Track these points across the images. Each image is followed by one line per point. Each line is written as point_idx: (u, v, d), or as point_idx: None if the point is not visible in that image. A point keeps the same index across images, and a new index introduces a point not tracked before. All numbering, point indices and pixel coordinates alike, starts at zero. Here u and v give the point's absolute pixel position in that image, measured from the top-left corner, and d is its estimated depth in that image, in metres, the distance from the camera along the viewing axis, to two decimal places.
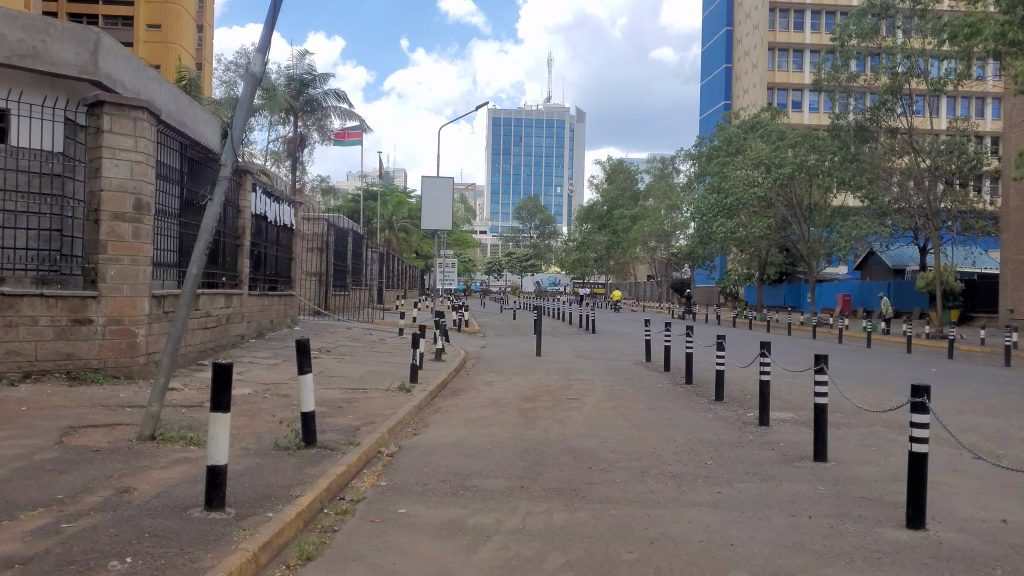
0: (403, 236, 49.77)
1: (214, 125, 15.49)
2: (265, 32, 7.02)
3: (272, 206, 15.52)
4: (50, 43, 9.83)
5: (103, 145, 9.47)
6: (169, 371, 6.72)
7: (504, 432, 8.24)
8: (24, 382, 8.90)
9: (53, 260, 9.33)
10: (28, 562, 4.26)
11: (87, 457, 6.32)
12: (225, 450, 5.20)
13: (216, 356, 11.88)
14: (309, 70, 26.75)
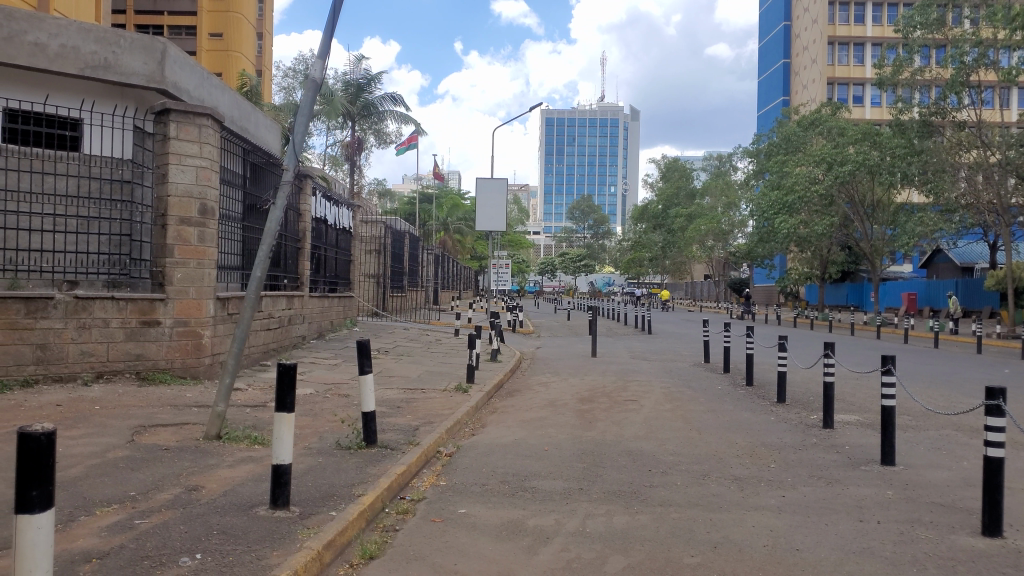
0: (458, 237, 50.08)
1: (275, 130, 15.80)
2: (324, 38, 7.13)
3: (330, 210, 15.77)
4: (120, 54, 10.16)
5: (170, 151, 9.73)
6: (234, 372, 6.87)
7: (562, 433, 8.23)
8: (97, 382, 9.21)
9: (123, 264, 9.69)
10: (104, 557, 4.40)
11: (157, 456, 6.50)
12: (289, 450, 5.29)
13: (278, 356, 12.13)
14: (365, 75, 27.12)
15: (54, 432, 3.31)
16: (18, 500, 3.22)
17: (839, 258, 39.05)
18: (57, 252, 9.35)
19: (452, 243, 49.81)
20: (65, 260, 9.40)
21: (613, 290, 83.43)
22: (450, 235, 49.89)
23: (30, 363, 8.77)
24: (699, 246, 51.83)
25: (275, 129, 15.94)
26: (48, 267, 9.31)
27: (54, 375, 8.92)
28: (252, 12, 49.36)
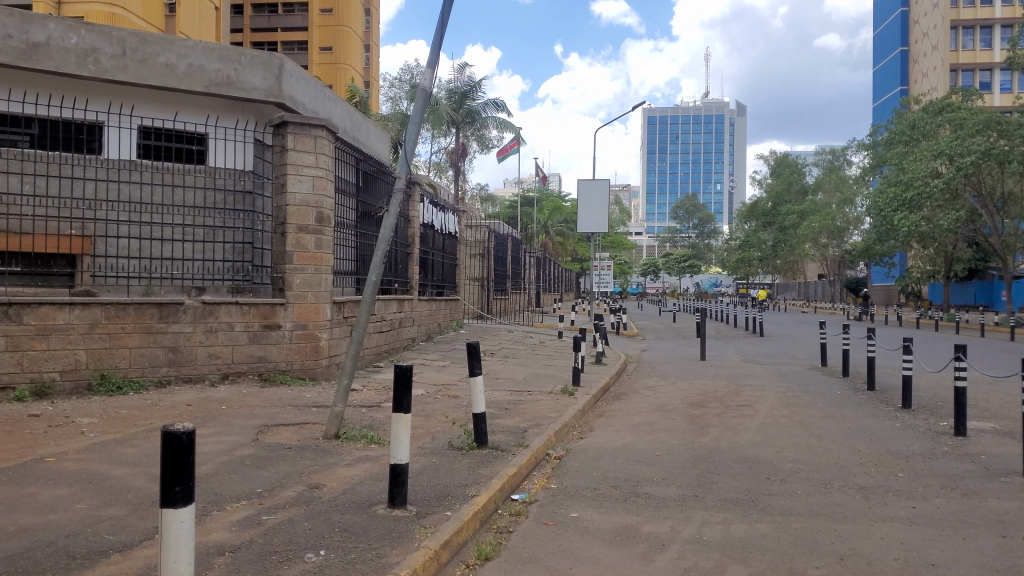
0: (558, 242, 50.65)
1: (384, 139, 16.22)
2: (434, 49, 7.26)
3: (437, 215, 16.08)
4: (241, 70, 10.71)
5: (288, 162, 10.13)
6: (352, 374, 7.08)
7: (674, 438, 8.09)
8: (223, 383, 9.68)
9: (246, 271, 10.14)
10: (236, 550, 4.62)
11: (281, 454, 6.78)
12: (406, 450, 5.42)
13: (390, 358, 12.45)
14: (469, 82, 27.49)
15: (194, 431, 3.48)
16: (164, 495, 3.42)
17: (965, 255, 36.91)
18: (186, 260, 9.75)
19: (554, 245, 49.94)
20: (194, 268, 9.82)
21: (719, 291, 81.61)
22: (553, 237, 50.00)
23: (163, 365, 9.29)
24: (811, 245, 50.09)
25: (385, 139, 16.34)
26: (178, 274, 9.73)
27: (185, 375, 9.43)
28: (360, 24, 50.97)
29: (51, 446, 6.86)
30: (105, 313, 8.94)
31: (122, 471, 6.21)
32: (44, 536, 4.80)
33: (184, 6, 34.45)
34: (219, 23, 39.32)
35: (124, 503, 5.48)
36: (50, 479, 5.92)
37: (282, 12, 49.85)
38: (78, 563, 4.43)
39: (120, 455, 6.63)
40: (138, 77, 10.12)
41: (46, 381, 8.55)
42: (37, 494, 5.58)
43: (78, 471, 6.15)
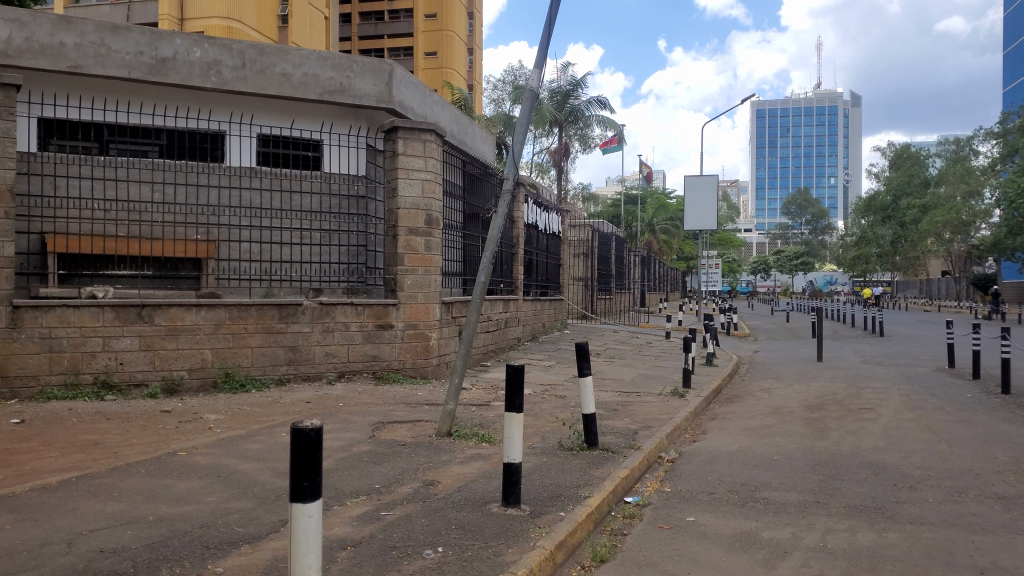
0: (665, 238, 48.99)
1: (489, 141, 16.38)
2: (541, 51, 7.28)
3: (541, 215, 16.15)
4: (353, 77, 11.11)
5: (399, 166, 10.35)
6: (462, 373, 7.16)
7: (791, 442, 7.84)
8: (339, 381, 9.98)
9: (360, 272, 10.45)
10: (358, 545, 4.74)
11: (395, 451, 6.93)
12: (519, 449, 5.44)
13: (498, 358, 12.55)
14: (572, 81, 27.44)
15: (322, 428, 3.60)
16: (293, 490, 3.55)
17: None
18: (303, 262, 10.12)
19: (658, 244, 49.21)
20: (311, 270, 10.17)
21: (832, 289, 78.58)
22: (657, 236, 49.31)
23: (284, 364, 9.66)
24: (934, 240, 47.57)
25: (489, 142, 16.49)
26: (296, 277, 10.11)
27: (303, 374, 9.77)
28: (463, 28, 51.75)
29: (182, 441, 7.24)
30: (229, 314, 9.35)
31: (248, 465, 6.50)
32: (180, 525, 5.07)
33: (296, 19, 35.85)
34: (328, 32, 40.70)
35: (252, 496, 5.72)
36: (183, 472, 6.24)
37: (387, 20, 51.13)
38: (212, 552, 4.65)
39: (246, 450, 6.93)
40: (256, 87, 10.61)
41: (175, 378, 9.05)
42: (172, 485, 5.90)
43: (208, 465, 6.46)
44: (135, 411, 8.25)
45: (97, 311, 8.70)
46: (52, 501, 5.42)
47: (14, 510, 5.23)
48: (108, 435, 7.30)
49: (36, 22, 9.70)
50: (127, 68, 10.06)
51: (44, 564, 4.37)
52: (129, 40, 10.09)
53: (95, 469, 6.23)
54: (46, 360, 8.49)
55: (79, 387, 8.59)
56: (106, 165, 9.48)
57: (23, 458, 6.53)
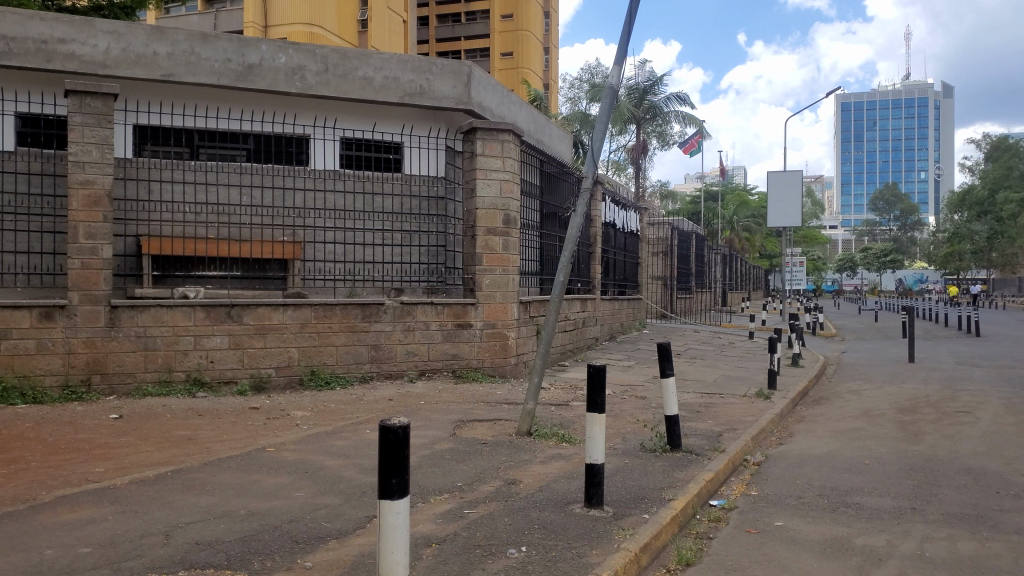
0: (746, 237, 48.55)
1: (566, 140, 16.32)
2: (621, 48, 7.20)
3: (618, 214, 16.03)
4: (433, 79, 11.33)
5: (477, 167, 10.33)
6: (542, 373, 7.15)
7: (884, 445, 7.56)
8: (420, 379, 10.10)
9: (439, 273, 10.56)
10: (442, 542, 4.78)
11: (477, 449, 6.96)
12: (601, 450, 5.39)
13: (576, 358, 12.50)
14: (650, 77, 27.10)
15: (410, 426, 3.66)
16: (382, 487, 3.60)
17: None
18: (384, 263, 10.29)
19: (740, 241, 48.45)
20: (392, 271, 10.34)
21: (923, 287, 75.59)
22: (739, 234, 48.33)
23: (366, 362, 9.84)
24: None
25: (566, 140, 16.44)
26: (378, 277, 10.29)
27: (385, 372, 9.94)
28: (539, 27, 51.75)
29: (270, 437, 7.44)
30: (314, 313, 9.58)
31: (334, 461, 6.64)
32: (270, 520, 5.20)
33: (376, 23, 36.50)
34: (407, 36, 41.34)
35: (338, 492, 5.84)
36: (271, 468, 6.41)
37: (464, 21, 51.56)
38: (301, 547, 4.76)
39: (332, 447, 7.08)
40: (339, 91, 10.88)
41: (263, 376, 9.32)
42: (262, 480, 6.07)
43: (296, 461, 6.62)
44: (225, 408, 8.53)
45: (189, 311, 9.01)
46: (149, 494, 5.65)
47: (115, 501, 5.48)
48: (200, 431, 7.56)
49: (131, 33, 10.13)
50: (216, 75, 10.41)
51: (144, 554, 4.55)
52: (217, 48, 10.44)
53: (189, 464, 6.47)
54: (142, 358, 8.83)
55: (172, 384, 8.92)
56: (197, 170, 9.83)
57: (123, 452, 6.82)
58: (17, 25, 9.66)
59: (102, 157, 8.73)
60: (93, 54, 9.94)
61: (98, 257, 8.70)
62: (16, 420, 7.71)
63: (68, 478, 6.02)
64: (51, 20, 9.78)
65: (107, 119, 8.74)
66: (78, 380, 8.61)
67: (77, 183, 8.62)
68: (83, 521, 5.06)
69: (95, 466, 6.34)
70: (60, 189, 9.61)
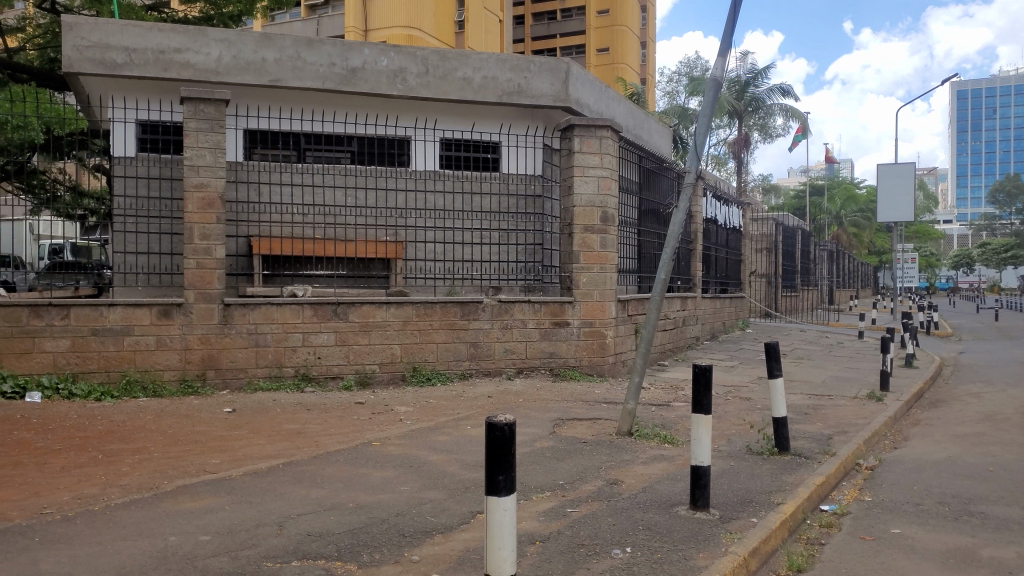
0: (855, 232, 46.56)
1: (665, 135, 16.07)
2: (725, 39, 7.03)
3: (720, 210, 15.70)
4: (531, 78, 11.37)
5: (575, 165, 10.24)
6: (643, 373, 7.04)
7: (1009, 452, 7.13)
8: (518, 377, 10.13)
9: (537, 271, 10.62)
10: (546, 540, 4.78)
11: (578, 448, 6.92)
12: (707, 452, 5.27)
13: (675, 357, 12.30)
14: (752, 69, 26.33)
15: (516, 424, 3.65)
16: (489, 483, 3.63)
17: None
18: (483, 262, 10.43)
19: (848, 237, 46.09)
20: (491, 269, 10.46)
21: None
22: (846, 229, 46.35)
23: (465, 359, 9.95)
24: None
25: (665, 134, 16.17)
26: (476, 276, 10.44)
27: (484, 369, 10.03)
28: (635, 22, 51.13)
29: (375, 432, 7.61)
30: (416, 311, 9.75)
31: (437, 456, 6.72)
32: (378, 513, 5.31)
33: (473, 23, 36.87)
34: (503, 35, 41.64)
35: (442, 487, 5.90)
36: (377, 462, 6.55)
37: (559, 18, 51.52)
38: (408, 540, 4.83)
39: (435, 442, 7.18)
40: (439, 92, 11.07)
41: (367, 371, 9.56)
42: (369, 474, 6.21)
43: (400, 455, 6.74)
44: (332, 403, 8.77)
45: (298, 308, 9.31)
46: (263, 485, 5.85)
47: (231, 491, 5.70)
48: (309, 425, 7.80)
49: (241, 41, 10.51)
50: (321, 79, 10.71)
51: (260, 544, 4.71)
52: (322, 53, 10.73)
53: (299, 457, 6.67)
54: (254, 354, 9.17)
55: (282, 379, 9.27)
56: (304, 173, 10.15)
57: (237, 444, 7.09)
58: (137, 37, 10.14)
59: (216, 160, 9.09)
60: (206, 62, 10.35)
61: (212, 257, 9.07)
62: (140, 412, 8.14)
63: (187, 468, 6.31)
64: (168, 31, 10.24)
65: (219, 124, 9.11)
66: (193, 375, 9.01)
67: (192, 186, 9.00)
68: (202, 510, 5.29)
69: (212, 458, 6.61)
70: (177, 192, 10.05)
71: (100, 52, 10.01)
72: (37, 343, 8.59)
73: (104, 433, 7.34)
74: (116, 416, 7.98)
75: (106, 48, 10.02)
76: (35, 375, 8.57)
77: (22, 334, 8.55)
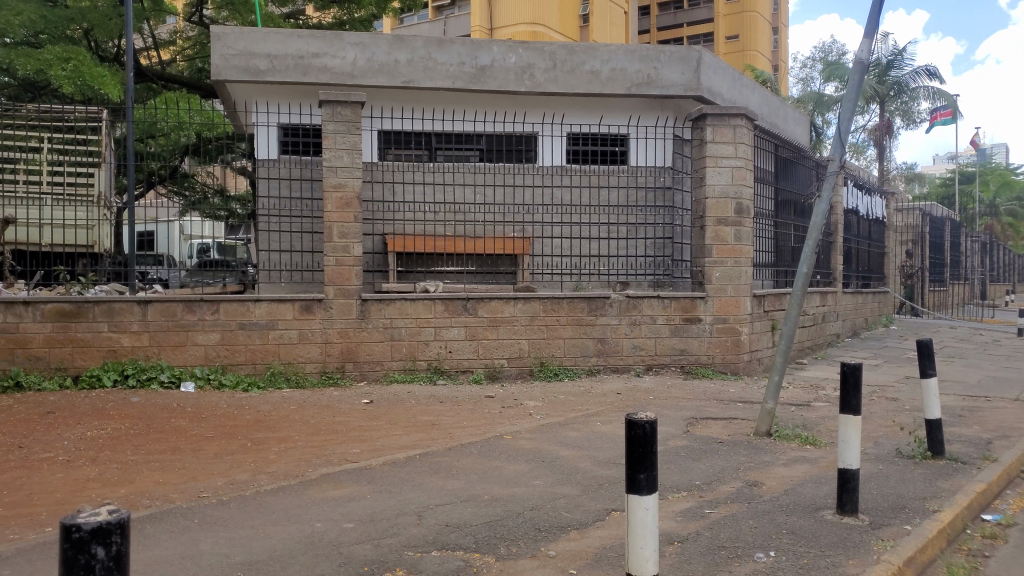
0: (1011, 221, 43.18)
1: (802, 122, 15.47)
2: (871, 18, 6.66)
3: (861, 200, 14.97)
4: (661, 68, 11.20)
5: (707, 155, 9.97)
6: (782, 371, 6.77)
7: None
8: (647, 374, 9.98)
9: (666, 266, 10.42)
10: (685, 541, 4.66)
11: (713, 448, 6.74)
12: (857, 454, 5.01)
13: (814, 355, 11.81)
14: (894, 51, 24.96)
15: (656, 422, 3.57)
16: (629, 481, 3.57)
17: None
18: (611, 257, 10.36)
19: (1002, 230, 41.57)
20: (619, 264, 10.36)
21: None
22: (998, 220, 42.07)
23: (593, 355, 9.89)
24: None
25: (801, 122, 15.51)
26: (604, 271, 10.39)
27: (612, 366, 9.94)
28: (765, 7, 49.42)
29: (506, 425, 7.67)
30: (543, 306, 9.76)
31: (569, 452, 6.70)
32: (513, 506, 5.34)
33: (598, 16, 36.72)
34: (628, 26, 41.15)
35: (575, 482, 5.88)
36: (510, 455, 6.60)
37: (687, 7, 50.47)
38: (544, 535, 4.84)
39: (566, 437, 7.17)
40: (567, 86, 11.08)
41: (496, 366, 9.67)
42: (502, 467, 6.27)
43: (532, 450, 6.75)
44: (464, 396, 8.91)
45: (430, 304, 9.51)
46: (401, 475, 6.00)
47: (372, 481, 5.88)
48: (442, 417, 7.95)
49: (375, 43, 10.81)
50: (451, 78, 10.92)
51: (400, 533, 4.83)
52: (452, 52, 10.93)
53: (434, 448, 6.80)
54: (389, 347, 9.44)
55: (415, 372, 9.50)
56: (434, 172, 10.39)
57: (375, 434, 7.31)
58: (278, 43, 10.61)
59: (352, 161, 9.39)
60: (342, 65, 10.73)
61: (349, 255, 9.37)
62: (284, 402, 8.54)
63: (330, 456, 6.55)
64: (307, 37, 10.67)
65: (355, 125, 9.41)
66: (333, 367, 9.36)
67: (331, 187, 9.34)
68: (346, 498, 5.48)
69: (352, 447, 6.84)
70: (316, 192, 10.46)
71: (245, 60, 10.54)
72: (191, 336, 9.13)
73: (253, 422, 7.74)
74: (263, 406, 8.41)
75: (250, 56, 10.54)
76: (188, 366, 9.13)
77: (177, 328, 9.10)
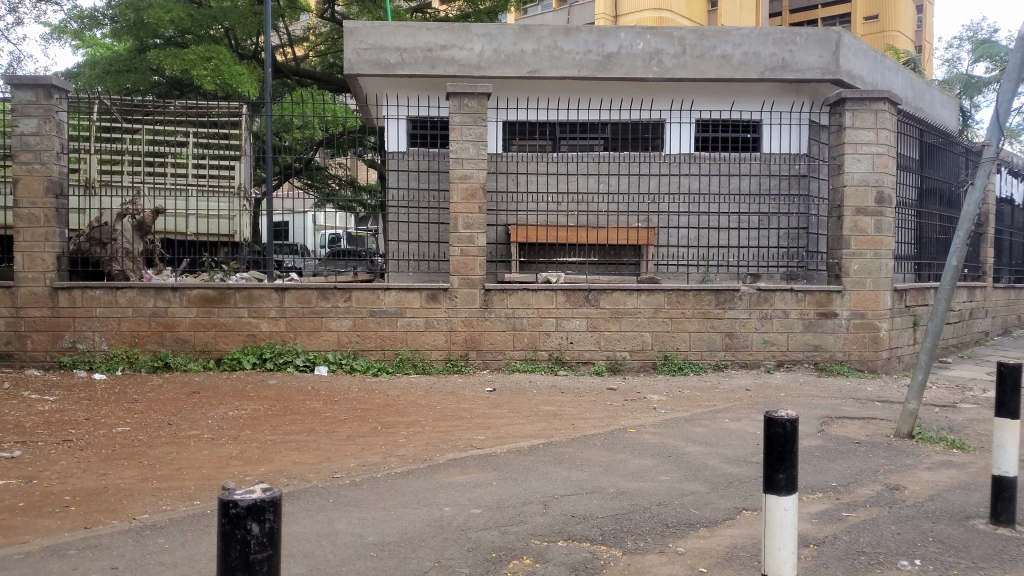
0: None
1: (950, 106, 14.57)
2: None
3: (1015, 189, 13.92)
4: (797, 51, 10.79)
5: (846, 141, 9.51)
6: (927, 370, 6.38)
7: None
8: (778, 370, 9.65)
9: (799, 257, 10.05)
10: (821, 544, 4.48)
11: (850, 448, 6.44)
12: (1014, 462, 4.66)
13: (959, 354, 11.10)
14: None
15: (798, 420, 3.44)
16: (768, 481, 3.45)
17: None
18: (740, 248, 10.09)
19: None
20: (748, 256, 10.08)
21: None
22: None
23: (720, 349, 9.65)
24: None
25: (948, 106, 14.58)
26: (732, 262, 10.13)
27: (740, 361, 9.66)
28: None
29: (631, 418, 7.60)
30: (668, 298, 9.59)
31: (698, 448, 6.56)
32: (640, 500, 5.28)
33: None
34: (759, 9, 39.81)
35: (703, 479, 5.75)
36: (636, 449, 6.52)
37: None
38: (672, 531, 4.76)
39: (692, 433, 7.02)
40: (696, 72, 10.83)
41: (619, 358, 9.59)
42: (627, 460, 6.20)
43: (658, 444, 6.65)
44: (586, 387, 8.89)
45: (553, 294, 9.51)
46: (526, 464, 6.04)
47: (498, 468, 5.94)
48: (565, 408, 7.95)
49: (502, 34, 10.86)
50: (577, 67, 10.85)
51: (527, 521, 4.86)
52: (578, 40, 10.85)
53: (558, 438, 6.81)
54: (512, 337, 9.53)
55: (537, 362, 9.56)
56: (558, 162, 10.42)
57: (500, 422, 7.39)
58: (408, 37, 10.84)
59: (478, 152, 9.49)
60: (469, 57, 10.85)
61: (474, 245, 9.49)
62: (411, 388, 8.76)
63: (456, 442, 6.67)
64: (436, 29, 10.84)
65: (481, 117, 9.49)
66: (458, 355, 9.53)
67: (458, 178, 9.49)
68: (473, 483, 5.56)
69: (477, 434, 6.94)
70: (444, 184, 10.66)
71: (376, 54, 10.80)
72: (325, 322, 9.49)
73: (382, 406, 7.98)
74: (392, 391, 8.66)
75: (382, 49, 10.80)
76: (322, 351, 9.51)
77: (311, 314, 9.48)
